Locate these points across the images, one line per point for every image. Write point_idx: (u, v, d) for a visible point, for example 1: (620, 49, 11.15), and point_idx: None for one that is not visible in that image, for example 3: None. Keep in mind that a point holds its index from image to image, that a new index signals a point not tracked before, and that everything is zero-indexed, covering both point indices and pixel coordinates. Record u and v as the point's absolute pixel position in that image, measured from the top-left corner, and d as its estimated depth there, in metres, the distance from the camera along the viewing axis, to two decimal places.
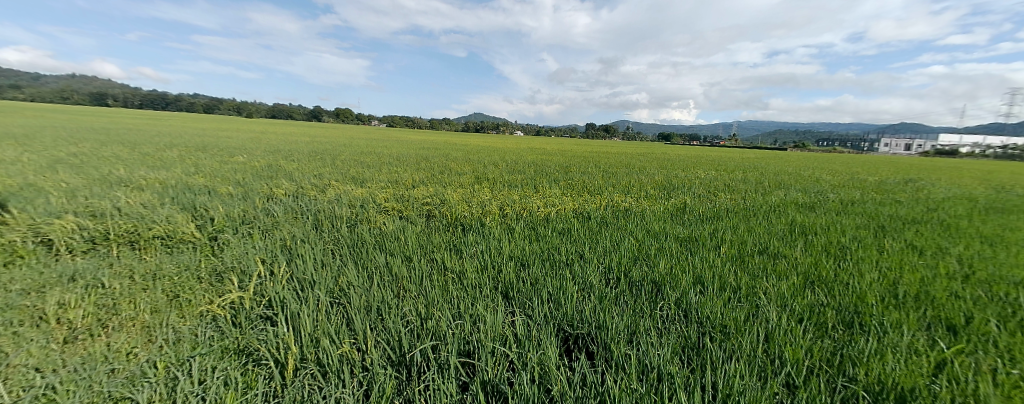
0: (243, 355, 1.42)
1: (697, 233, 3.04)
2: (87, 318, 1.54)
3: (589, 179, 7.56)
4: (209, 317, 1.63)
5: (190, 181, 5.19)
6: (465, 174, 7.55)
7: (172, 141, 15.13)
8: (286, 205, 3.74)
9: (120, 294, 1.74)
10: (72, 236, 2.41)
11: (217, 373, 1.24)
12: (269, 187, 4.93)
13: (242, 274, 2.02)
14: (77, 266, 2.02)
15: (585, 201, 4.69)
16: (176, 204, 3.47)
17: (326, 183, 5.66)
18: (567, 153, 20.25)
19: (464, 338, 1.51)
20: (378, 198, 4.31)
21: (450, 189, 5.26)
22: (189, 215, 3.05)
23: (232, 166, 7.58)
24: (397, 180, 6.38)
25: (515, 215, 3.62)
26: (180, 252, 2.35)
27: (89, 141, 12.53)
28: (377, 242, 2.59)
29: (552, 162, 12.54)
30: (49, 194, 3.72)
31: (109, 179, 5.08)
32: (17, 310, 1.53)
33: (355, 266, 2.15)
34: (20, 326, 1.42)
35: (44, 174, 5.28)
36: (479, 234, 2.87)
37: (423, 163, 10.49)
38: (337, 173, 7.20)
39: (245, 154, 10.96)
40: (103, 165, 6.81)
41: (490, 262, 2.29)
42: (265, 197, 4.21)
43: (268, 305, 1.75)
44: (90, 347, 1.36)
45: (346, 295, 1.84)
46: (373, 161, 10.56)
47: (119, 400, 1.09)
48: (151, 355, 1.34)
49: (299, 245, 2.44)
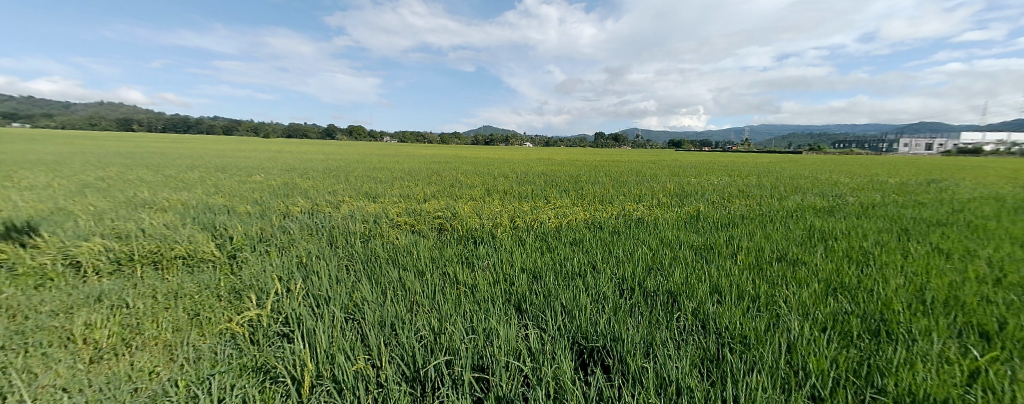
0: (260, 372, 1.43)
1: (712, 240, 3.00)
2: (112, 337, 1.58)
3: (598, 188, 7.57)
4: (227, 334, 1.65)
5: (209, 201, 5.35)
6: (474, 187, 7.63)
7: (191, 162, 15.71)
8: (301, 222, 3.81)
9: (142, 314, 1.78)
10: (99, 257, 2.49)
11: (235, 391, 1.25)
12: (285, 205, 5.04)
13: (259, 291, 2.05)
14: (102, 287, 2.08)
15: (596, 210, 4.67)
16: (196, 224, 3.58)
17: (340, 199, 5.76)
18: (575, 163, 20.21)
19: (478, 352, 1.50)
20: (391, 213, 4.37)
21: (460, 202, 5.31)
22: (209, 234, 3.13)
23: (249, 185, 7.82)
24: (408, 194, 6.46)
25: (526, 227, 3.62)
26: (200, 271, 2.40)
27: (115, 165, 13.12)
28: (390, 256, 2.61)
29: (559, 172, 12.53)
30: (78, 217, 3.87)
31: (133, 201, 5.28)
32: (47, 330, 1.58)
33: (369, 281, 2.16)
34: (48, 347, 1.46)
35: (73, 198, 5.52)
36: (491, 246, 2.87)
37: (432, 177, 10.60)
38: (349, 189, 7.32)
39: (261, 173, 11.29)
40: (127, 188, 7.09)
41: (502, 274, 2.28)
42: (281, 215, 4.31)
43: (284, 321, 1.77)
44: (115, 367, 1.39)
45: (360, 311, 1.85)
46: (383, 176, 10.71)
47: None
48: (172, 374, 1.36)
49: (314, 261, 2.47)
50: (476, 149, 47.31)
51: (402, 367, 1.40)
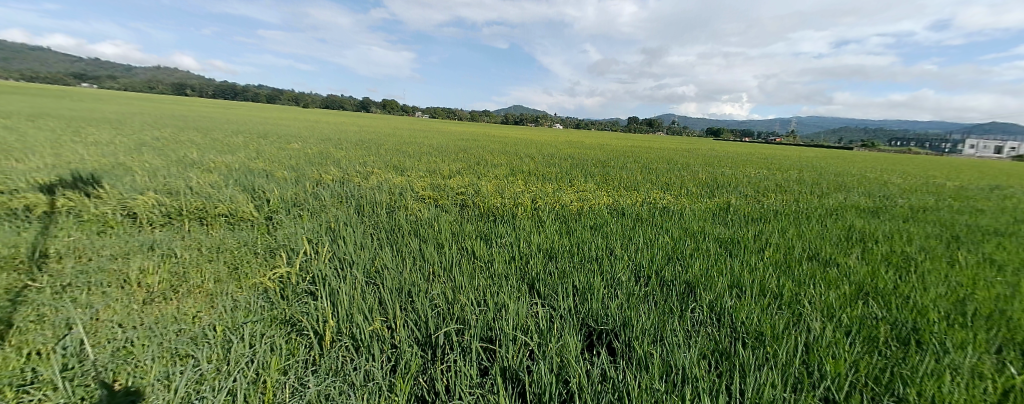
0: (287, 324, 1.54)
1: (739, 234, 2.87)
2: (162, 283, 1.73)
3: (625, 174, 7.40)
4: (260, 288, 1.77)
5: (249, 165, 5.65)
6: (500, 166, 7.63)
7: (234, 128, 16.65)
8: (331, 190, 3.96)
9: (188, 263, 1.94)
10: (152, 210, 2.71)
11: (265, 340, 1.36)
12: (318, 172, 5.26)
13: (290, 251, 2.17)
14: (155, 237, 2.28)
15: (620, 196, 4.56)
16: (237, 185, 3.80)
17: (369, 170, 5.94)
18: (602, 148, 19.81)
19: (487, 324, 1.54)
20: (416, 186, 4.45)
21: (484, 180, 5.34)
22: (248, 196, 3.32)
23: (286, 152, 8.21)
24: (433, 170, 6.54)
25: (547, 208, 3.60)
26: (240, 230, 2.56)
27: (167, 127, 14.11)
28: (412, 228, 2.67)
29: (586, 157, 12.23)
30: (135, 172, 4.19)
31: (182, 161, 5.66)
32: (107, 272, 1.75)
33: (390, 250, 2.22)
34: (109, 287, 1.63)
35: (132, 155, 6.00)
36: (510, 225, 2.88)
37: (457, 153, 10.69)
38: (378, 161, 7.53)
39: (296, 141, 11.83)
40: (179, 148, 7.63)
41: (518, 253, 2.29)
42: (314, 182, 4.49)
43: (311, 280, 1.87)
44: (163, 309, 1.53)
45: (381, 276, 1.92)
46: (410, 151, 10.88)
47: (184, 357, 1.25)
48: (211, 319, 1.48)
49: (341, 227, 2.57)
50: (500, 134, 46.88)
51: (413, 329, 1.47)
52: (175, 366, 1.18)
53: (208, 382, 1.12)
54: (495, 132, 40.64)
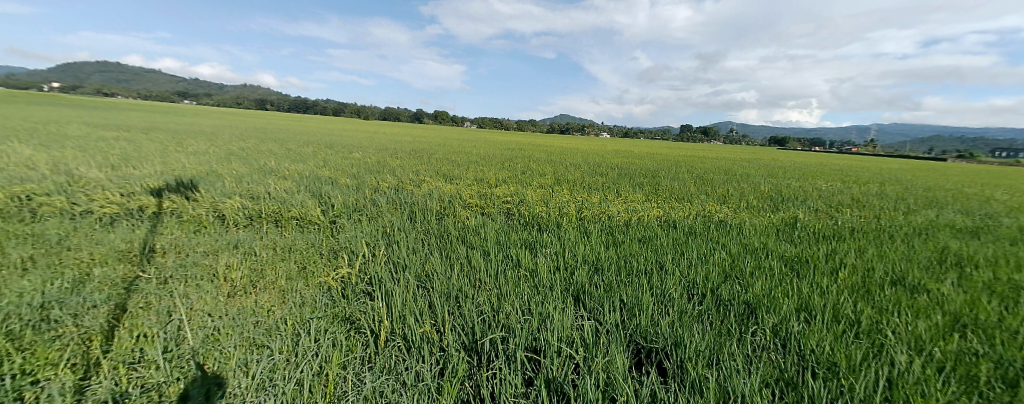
0: (347, 321, 1.64)
1: (808, 253, 2.64)
2: (244, 277, 1.93)
3: (674, 184, 7.11)
4: (325, 286, 1.91)
5: (310, 172, 6.14)
6: (544, 175, 7.69)
7: (297, 137, 18.34)
8: (387, 196, 4.21)
9: (265, 261, 2.14)
10: (237, 212, 3.04)
11: (328, 335, 1.47)
12: (375, 180, 5.63)
13: (351, 253, 2.32)
14: (239, 236, 2.55)
15: (671, 208, 4.39)
16: (307, 191, 4.17)
17: (421, 178, 6.25)
18: (645, 156, 19.23)
19: (532, 334, 1.54)
20: (464, 194, 4.60)
21: (529, 189, 5.39)
22: (316, 201, 3.63)
23: (346, 160, 8.90)
24: (478, 178, 6.70)
25: (594, 219, 3.55)
26: (309, 232, 2.79)
27: (245, 137, 15.92)
28: (461, 235, 2.74)
29: (630, 166, 11.95)
30: (224, 178, 4.77)
31: (262, 168, 6.35)
32: (200, 266, 1.99)
33: (440, 255, 2.30)
34: (201, 279, 1.85)
35: (221, 163, 6.85)
36: (556, 235, 2.87)
37: (500, 162, 10.93)
38: (427, 169, 7.90)
39: (352, 150, 12.78)
40: (258, 157, 8.59)
41: (564, 263, 2.27)
42: (372, 189, 4.81)
43: (369, 281, 1.99)
44: (243, 301, 1.71)
45: (431, 280, 1.99)
46: (456, 159, 11.30)
47: (260, 347, 1.38)
48: (283, 313, 1.63)
49: (395, 233, 2.70)
50: (535, 141, 46.89)
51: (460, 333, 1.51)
52: (253, 355, 1.32)
53: (278, 373, 1.24)
54: (531, 140, 40.68)
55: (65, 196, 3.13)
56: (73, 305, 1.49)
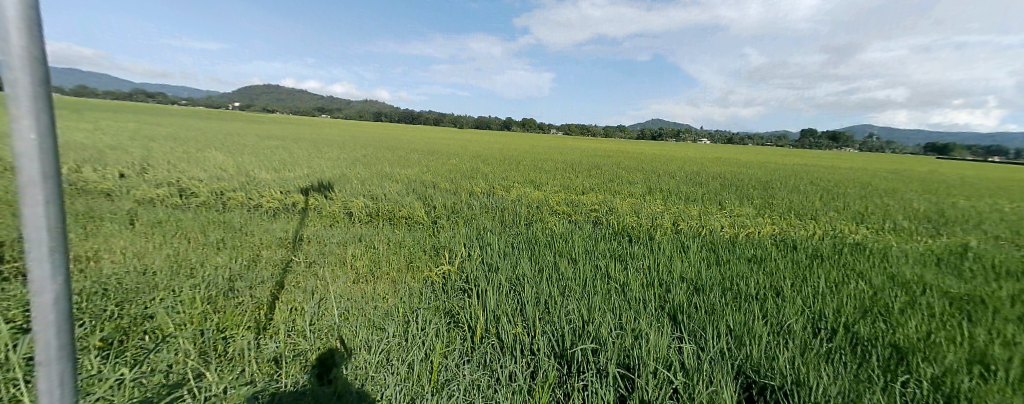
0: (449, 315, 1.83)
1: (995, 295, 2.06)
2: (365, 266, 2.27)
3: (789, 198, 6.19)
4: (428, 280, 2.15)
5: (408, 175, 6.89)
6: (632, 184, 7.41)
7: (393, 141, 20.69)
8: (480, 200, 4.50)
9: (381, 253, 2.49)
10: (361, 209, 3.59)
11: (433, 326, 1.66)
12: (469, 184, 6.09)
13: (450, 252, 2.55)
14: (362, 231, 3.00)
15: (788, 226, 3.85)
16: (414, 193, 4.70)
17: (509, 184, 6.56)
18: (743, 162, 17.07)
19: (625, 350, 1.51)
20: (551, 201, 4.69)
21: (617, 198, 5.25)
22: (421, 202, 4.06)
23: (440, 165, 9.80)
24: (560, 185, 6.74)
25: (691, 233, 3.31)
26: (415, 230, 3.14)
27: (354, 141, 18.57)
28: (549, 241, 2.81)
29: (727, 174, 10.76)
30: (351, 180, 5.68)
31: (375, 171, 7.37)
32: (334, 254, 2.41)
33: (529, 260, 2.39)
34: (336, 266, 2.23)
35: (343, 166, 8.14)
36: (648, 247, 2.76)
37: (581, 169, 10.85)
38: (515, 175, 8.24)
39: (441, 154, 13.95)
40: (371, 160, 9.98)
41: (657, 279, 2.17)
42: (467, 192, 5.21)
43: (465, 279, 2.17)
44: (366, 287, 2.01)
45: (520, 284, 2.08)
46: (536, 165, 11.55)
47: (379, 329, 1.64)
48: (396, 301, 1.87)
49: (488, 235, 2.88)
50: (606, 142, 44.99)
51: (551, 340, 1.57)
52: (375, 335, 1.57)
53: (391, 357, 1.43)
54: (603, 142, 39.13)
55: (248, 191, 4.07)
56: (252, 279, 1.95)
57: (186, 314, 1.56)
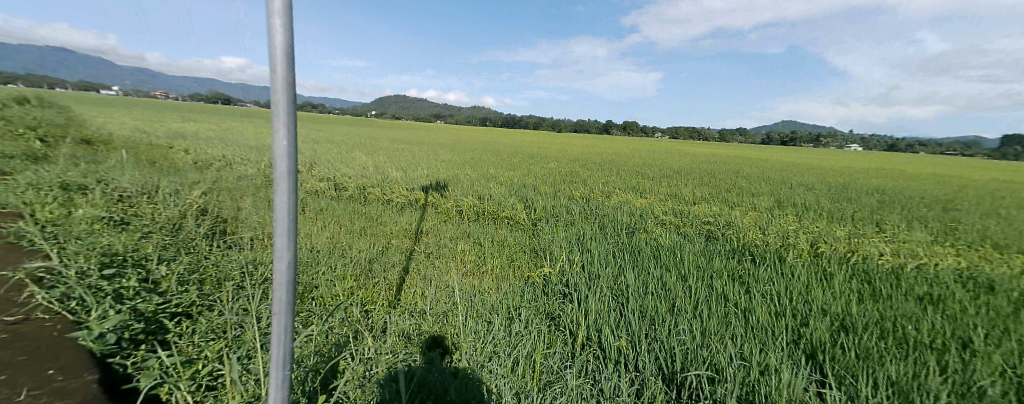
0: (550, 317, 1.88)
1: None
2: (474, 262, 2.48)
3: (992, 226, 4.72)
4: (529, 281, 2.25)
5: (508, 176, 7.24)
6: (754, 196, 6.56)
7: (482, 144, 21.97)
8: (579, 205, 4.43)
9: (486, 250, 2.69)
10: (469, 208, 3.95)
11: (536, 327, 1.72)
12: (569, 188, 6.15)
13: (550, 255, 2.61)
14: (470, 228, 3.26)
15: (990, 263, 2.98)
16: (516, 194, 4.87)
17: (610, 189, 6.42)
18: (903, 174, 13.58)
19: (747, 384, 1.36)
20: (658, 210, 4.46)
21: (737, 212, 4.73)
22: (523, 204, 4.22)
23: (535, 168, 10.08)
24: (661, 193, 6.35)
25: (836, 259, 2.82)
26: (518, 230, 3.31)
27: (449, 144, 20.28)
28: (654, 253, 2.68)
29: (884, 190, 8.69)
30: (461, 180, 6.26)
31: (479, 172, 7.96)
32: (447, 248, 2.69)
33: (633, 270, 2.31)
34: (450, 259, 2.48)
35: (449, 166, 8.97)
36: (775, 271, 2.44)
37: (684, 176, 10.00)
38: (616, 181, 7.99)
39: (532, 157, 14.32)
40: (473, 161, 10.80)
41: (787, 309, 1.90)
42: (568, 197, 5.25)
43: (565, 284, 2.20)
44: (474, 281, 2.19)
45: (623, 295, 2.03)
46: (632, 170, 11.03)
47: (484, 322, 1.75)
48: (500, 298, 1.99)
49: (587, 241, 2.84)
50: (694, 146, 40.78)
51: (660, 356, 1.49)
52: (485, 327, 1.70)
53: (497, 351, 1.52)
54: (694, 147, 35.50)
55: (381, 187, 4.79)
56: (385, 263, 2.27)
57: (339, 287, 1.90)
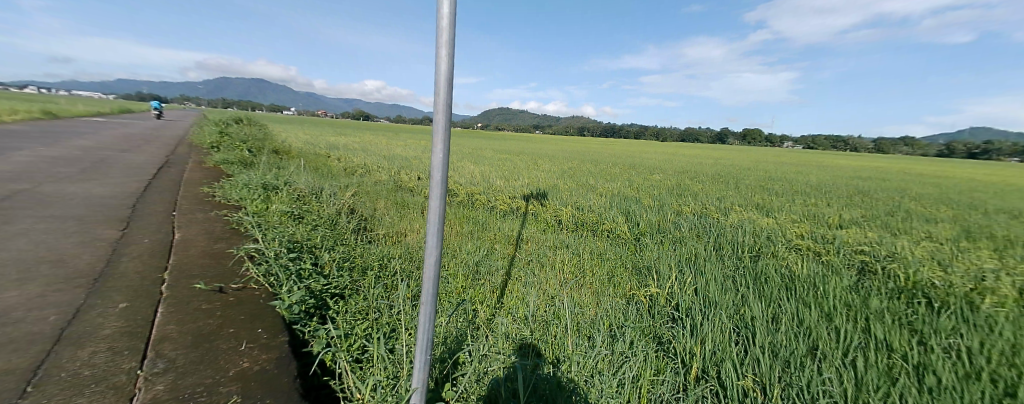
0: (657, 341, 1.77)
1: None
2: (574, 273, 2.48)
3: None
4: (634, 299, 2.17)
5: (608, 188, 7.02)
6: (935, 225, 5.14)
7: (570, 154, 21.86)
8: (689, 220, 4.05)
9: (585, 262, 2.70)
10: (568, 219, 4.02)
11: (641, 349, 1.62)
12: (676, 202, 5.71)
13: (655, 273, 2.46)
14: (569, 238, 3.32)
15: None
16: (618, 206, 4.69)
17: (728, 206, 5.75)
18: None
19: None
20: (792, 233, 3.86)
21: (912, 243, 3.78)
22: (626, 217, 4.06)
23: (633, 179, 9.60)
24: (793, 214, 5.42)
25: None
26: (618, 244, 3.25)
27: (536, 153, 20.70)
28: (784, 283, 2.33)
29: None
30: (561, 190, 6.36)
31: (579, 182, 7.94)
32: (546, 256, 2.78)
33: (757, 300, 2.04)
34: (551, 269, 2.55)
35: (543, 175, 9.16)
36: (963, 321, 1.91)
37: (822, 195, 8.34)
38: (734, 197, 7.08)
39: (626, 168, 13.70)
40: (568, 171, 10.82)
41: (991, 375, 1.46)
42: (675, 211, 4.86)
43: (674, 306, 2.06)
44: (576, 293, 2.19)
45: (746, 327, 1.80)
46: (749, 185, 9.65)
47: (587, 336, 1.72)
48: (602, 313, 1.95)
49: (700, 261, 2.58)
50: (818, 155, 34.04)
51: None
52: (588, 341, 1.67)
53: (601, 369, 1.47)
54: (822, 159, 29.41)
55: (487, 194, 5.16)
56: (491, 268, 2.42)
57: (452, 285, 2.10)
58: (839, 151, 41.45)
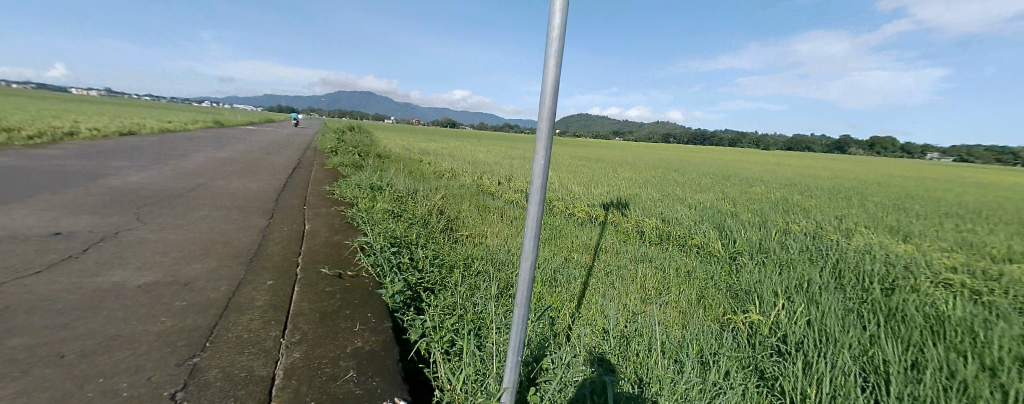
0: (759, 374, 1.62)
1: None
2: (660, 291, 2.39)
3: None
4: (731, 325, 2.01)
5: (696, 200, 6.48)
6: None
7: (645, 161, 20.65)
8: (802, 240, 3.55)
9: (670, 280, 2.56)
10: (652, 231, 3.84)
11: (739, 381, 1.48)
12: (782, 219, 5.01)
13: (757, 298, 2.23)
14: (651, 251, 3.18)
15: None
16: (712, 220, 4.30)
17: (852, 227, 4.86)
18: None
19: None
20: (947, 266, 3.12)
21: None
22: (721, 233, 3.69)
23: (725, 190, 8.67)
24: (950, 242, 4.35)
25: None
26: (709, 263, 3.02)
27: (609, 159, 19.99)
28: (934, 326, 1.90)
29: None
30: (643, 199, 6.08)
31: (662, 192, 7.47)
32: (627, 269, 2.71)
33: (896, 343, 1.69)
34: (633, 283, 2.47)
35: (619, 183, 8.83)
36: None
37: (998, 221, 6.48)
38: (860, 216, 5.95)
39: (713, 177, 12.44)
40: (647, 180, 10.23)
41: None
42: (782, 230, 4.27)
43: (781, 338, 1.84)
44: (661, 312, 2.10)
45: (878, 374, 1.52)
46: (882, 203, 7.97)
47: (675, 357, 1.63)
48: (691, 336, 1.84)
49: (814, 289, 2.25)
50: (969, 168, 26.78)
51: None
52: (676, 363, 1.58)
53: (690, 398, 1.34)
54: (982, 174, 22.99)
55: (566, 201, 5.19)
56: (572, 277, 2.45)
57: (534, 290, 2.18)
58: (1003, 163, 32.09)
